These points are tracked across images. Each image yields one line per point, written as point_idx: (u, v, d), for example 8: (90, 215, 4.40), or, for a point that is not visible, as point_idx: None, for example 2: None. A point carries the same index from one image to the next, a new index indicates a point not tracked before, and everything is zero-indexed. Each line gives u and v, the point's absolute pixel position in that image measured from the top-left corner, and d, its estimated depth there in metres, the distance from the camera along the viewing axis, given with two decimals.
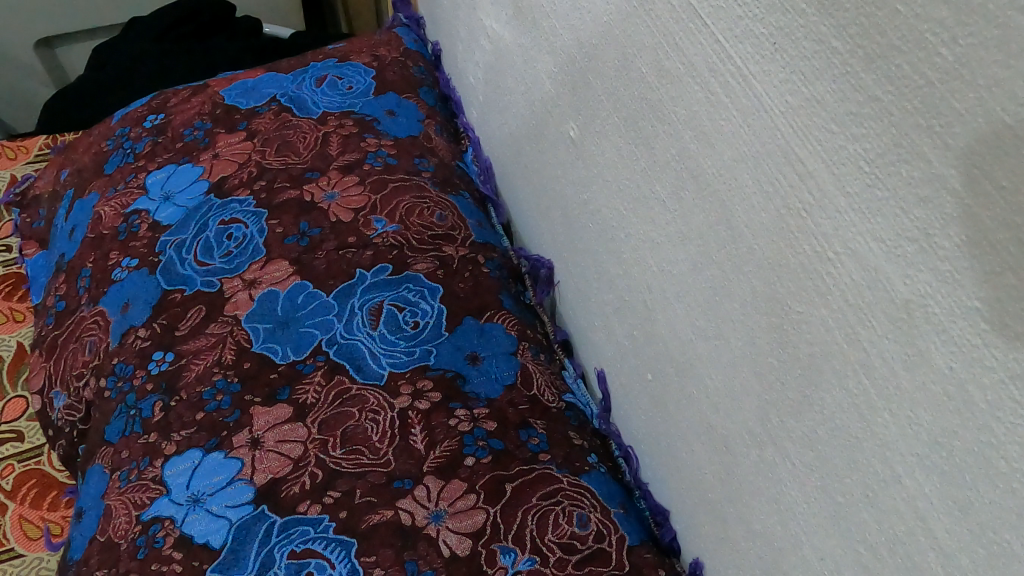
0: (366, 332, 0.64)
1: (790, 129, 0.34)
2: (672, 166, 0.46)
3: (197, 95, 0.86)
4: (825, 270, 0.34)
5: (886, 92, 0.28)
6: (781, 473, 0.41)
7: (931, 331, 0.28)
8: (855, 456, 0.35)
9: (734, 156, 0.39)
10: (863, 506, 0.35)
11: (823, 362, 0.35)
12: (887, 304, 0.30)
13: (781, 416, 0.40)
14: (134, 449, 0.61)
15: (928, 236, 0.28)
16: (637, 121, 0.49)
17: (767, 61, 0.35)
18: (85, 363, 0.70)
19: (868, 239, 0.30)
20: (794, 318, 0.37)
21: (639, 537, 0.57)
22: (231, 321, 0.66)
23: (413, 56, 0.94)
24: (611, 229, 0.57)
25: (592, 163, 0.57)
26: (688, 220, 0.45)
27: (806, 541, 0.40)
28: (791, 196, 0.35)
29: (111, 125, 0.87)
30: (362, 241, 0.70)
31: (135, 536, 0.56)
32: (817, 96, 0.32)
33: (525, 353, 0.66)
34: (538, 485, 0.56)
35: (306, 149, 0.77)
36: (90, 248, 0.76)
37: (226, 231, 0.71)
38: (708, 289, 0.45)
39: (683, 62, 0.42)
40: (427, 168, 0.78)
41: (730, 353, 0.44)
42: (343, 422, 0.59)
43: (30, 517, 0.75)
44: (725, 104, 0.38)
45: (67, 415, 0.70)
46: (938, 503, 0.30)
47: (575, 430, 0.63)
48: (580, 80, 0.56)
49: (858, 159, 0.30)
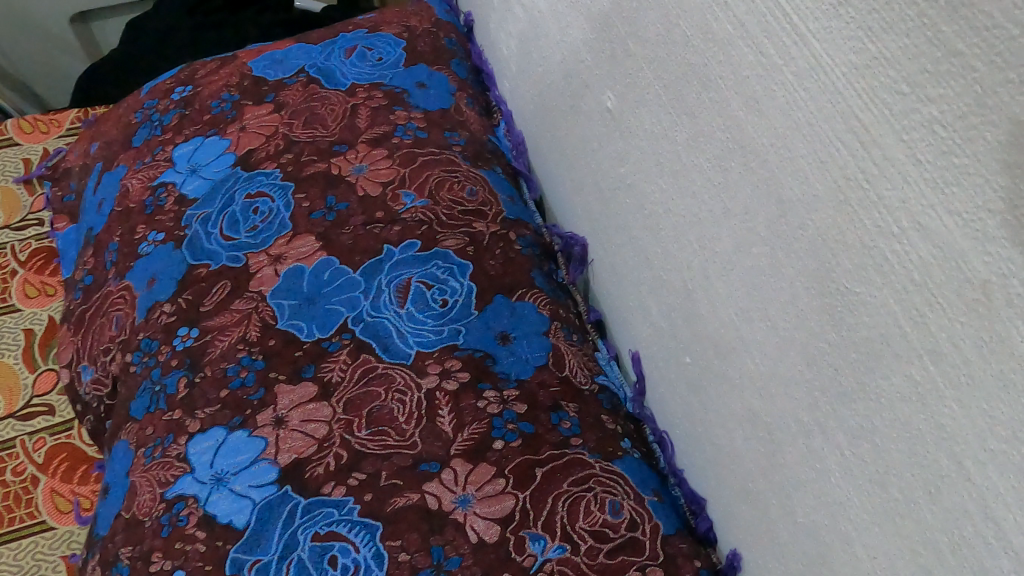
0: (393, 310, 0.62)
1: (852, 91, 0.31)
2: (717, 137, 0.43)
3: (225, 66, 0.84)
4: (887, 247, 0.31)
5: (970, 45, 0.25)
6: (830, 466, 0.38)
7: (1014, 315, 0.25)
8: (915, 449, 0.32)
9: (786, 123, 0.36)
10: (924, 504, 0.32)
11: (882, 348, 0.32)
12: (961, 286, 0.27)
13: (833, 404, 0.37)
14: (158, 427, 0.60)
15: (1013, 208, 0.24)
16: (680, 88, 0.46)
17: (828, 16, 0.31)
18: (111, 338, 0.69)
19: (939, 212, 0.27)
20: (851, 298, 0.34)
21: (674, 527, 0.55)
22: (256, 297, 0.64)
23: (445, 27, 0.91)
24: (650, 204, 0.54)
25: (630, 134, 0.54)
26: (733, 194, 0.42)
27: (856, 536, 0.38)
28: (851, 165, 0.32)
29: (140, 97, 0.86)
30: (390, 216, 0.68)
31: (159, 514, 0.55)
32: (887, 53, 0.29)
33: (557, 334, 0.64)
34: (569, 470, 0.54)
35: (334, 122, 0.75)
36: (117, 222, 0.75)
37: (252, 206, 0.70)
38: (755, 267, 0.42)
39: (733, 23, 0.39)
40: (457, 142, 0.76)
41: (777, 337, 0.41)
42: (369, 402, 0.57)
43: (62, 491, 0.75)
44: (780, 67, 0.35)
45: (94, 390, 0.70)
46: (1014, 503, 0.27)
47: (608, 414, 0.60)
48: (618, 46, 0.53)
49: (933, 123, 0.27)
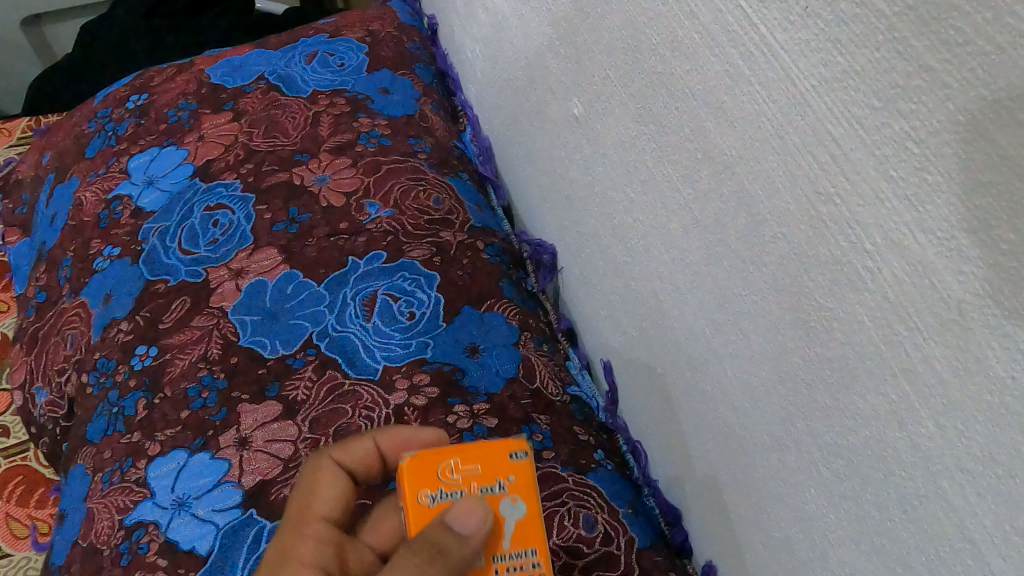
0: (359, 324, 0.61)
1: (822, 105, 0.30)
2: (685, 147, 0.42)
3: (181, 73, 0.82)
4: (861, 263, 0.30)
5: (942, 61, 0.24)
6: (806, 482, 0.38)
7: (990, 335, 0.25)
8: (891, 468, 0.31)
9: (756, 135, 0.35)
10: (901, 523, 0.31)
11: (856, 364, 0.32)
12: (936, 304, 0.27)
13: (807, 420, 0.37)
14: (116, 450, 0.58)
15: (989, 228, 0.24)
16: (648, 97, 0.45)
17: (796, 26, 0.31)
18: (66, 357, 0.67)
19: (912, 228, 0.27)
20: (823, 314, 0.33)
21: (649, 539, 0.54)
22: (217, 313, 0.62)
23: (408, 30, 0.89)
24: (619, 214, 0.53)
25: (597, 142, 0.54)
26: (702, 206, 0.42)
27: (832, 552, 0.37)
28: (822, 178, 0.31)
29: (93, 107, 0.83)
30: (355, 227, 0.66)
31: (118, 542, 0.53)
32: (856, 66, 0.28)
33: (527, 344, 0.63)
34: (542, 485, 0.53)
35: (295, 130, 0.74)
36: (71, 236, 0.72)
37: (212, 218, 0.68)
38: (726, 280, 0.41)
39: (699, 31, 0.38)
40: (423, 149, 0.74)
41: (750, 350, 0.40)
42: (336, 420, 0.56)
43: (18, 516, 0.72)
44: (748, 78, 0.35)
45: (49, 412, 0.67)
46: (990, 524, 0.27)
47: (580, 426, 0.59)
48: (583, 52, 0.52)
49: (903, 138, 0.26)
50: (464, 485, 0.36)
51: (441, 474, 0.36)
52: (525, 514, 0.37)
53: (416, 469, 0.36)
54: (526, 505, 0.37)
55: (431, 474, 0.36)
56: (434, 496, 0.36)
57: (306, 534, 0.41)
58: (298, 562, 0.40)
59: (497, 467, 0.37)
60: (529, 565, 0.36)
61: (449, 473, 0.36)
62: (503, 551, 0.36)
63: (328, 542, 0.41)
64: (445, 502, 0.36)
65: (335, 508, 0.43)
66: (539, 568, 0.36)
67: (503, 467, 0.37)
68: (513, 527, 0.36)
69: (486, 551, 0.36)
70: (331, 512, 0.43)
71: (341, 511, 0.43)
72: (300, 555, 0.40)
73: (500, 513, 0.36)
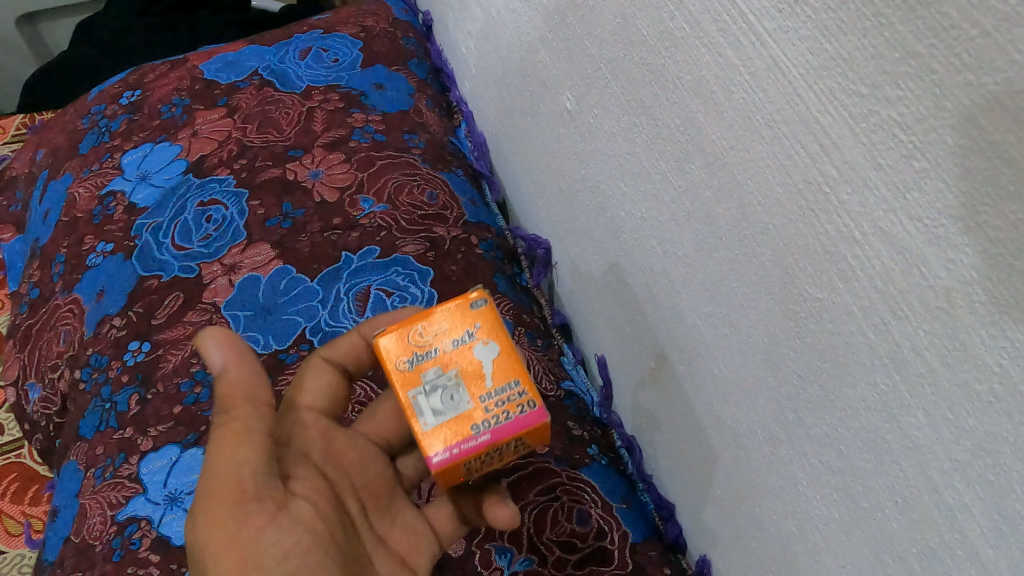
0: (353, 318, 0.60)
1: (811, 94, 0.30)
2: (677, 139, 0.42)
3: (175, 69, 0.82)
4: (849, 253, 0.30)
5: (928, 46, 0.24)
6: (797, 474, 0.38)
7: (978, 323, 0.25)
8: (881, 459, 0.31)
9: (745, 124, 0.35)
10: (892, 514, 0.31)
11: (846, 355, 0.32)
12: (924, 292, 0.27)
13: (798, 412, 0.36)
14: (109, 446, 0.58)
15: (975, 214, 0.24)
16: (640, 90, 0.44)
17: (784, 15, 0.30)
18: (59, 353, 0.66)
19: (900, 217, 0.27)
20: (814, 305, 0.33)
21: (643, 535, 0.54)
22: (210, 309, 0.62)
23: (403, 26, 0.89)
24: (611, 207, 0.53)
25: (590, 135, 0.53)
26: (693, 199, 0.41)
27: (824, 545, 0.37)
28: (811, 168, 0.31)
29: (86, 103, 0.83)
30: (348, 222, 0.66)
31: (110, 538, 0.52)
32: (844, 54, 0.28)
33: (521, 339, 0.62)
34: (535, 480, 0.54)
35: (289, 126, 0.73)
36: (64, 232, 0.72)
37: (205, 214, 0.68)
38: (717, 272, 0.41)
39: (688, 23, 0.37)
40: (417, 144, 0.74)
41: (741, 342, 0.40)
42: None
43: (11, 513, 0.72)
44: (737, 68, 0.34)
45: (41, 409, 0.67)
46: (980, 514, 0.27)
47: (574, 420, 0.59)
48: (575, 46, 0.52)
49: (892, 126, 0.26)
50: (436, 343, 0.39)
51: (411, 338, 0.39)
52: (499, 352, 0.39)
53: (388, 342, 0.39)
54: (498, 345, 0.39)
55: (403, 341, 0.39)
56: (411, 359, 0.39)
57: (282, 420, 0.43)
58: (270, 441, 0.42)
59: (464, 319, 0.40)
60: (515, 395, 0.38)
61: (420, 336, 0.40)
62: (488, 390, 0.38)
63: (312, 428, 0.44)
64: (422, 362, 0.39)
65: (320, 398, 0.45)
66: (527, 396, 0.38)
67: (469, 318, 0.40)
68: (491, 365, 0.39)
69: (471, 391, 0.38)
70: (316, 402, 0.45)
71: (334, 401, 0.46)
72: (272, 436, 0.43)
73: (476, 357, 0.39)
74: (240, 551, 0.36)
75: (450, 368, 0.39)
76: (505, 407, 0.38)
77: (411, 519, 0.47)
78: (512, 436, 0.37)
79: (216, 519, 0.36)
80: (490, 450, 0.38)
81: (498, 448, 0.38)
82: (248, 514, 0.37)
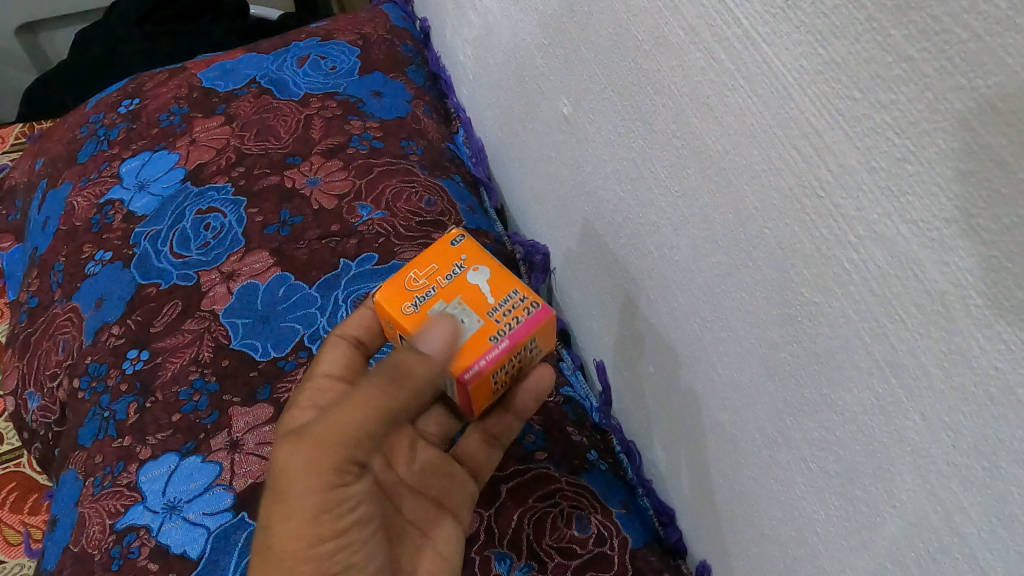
0: None
1: (804, 98, 0.30)
2: (674, 144, 0.42)
3: (173, 77, 0.82)
4: (845, 256, 0.30)
5: (920, 50, 0.24)
6: (796, 479, 0.38)
7: (973, 325, 0.25)
8: (879, 462, 0.31)
9: (741, 129, 0.35)
10: (891, 518, 0.31)
11: (843, 357, 0.32)
12: (920, 296, 0.27)
13: (796, 416, 0.36)
14: (107, 454, 0.57)
15: (970, 216, 0.24)
16: (636, 96, 0.45)
17: (778, 20, 0.30)
18: (59, 362, 0.66)
19: (896, 220, 0.27)
20: (810, 308, 0.33)
21: (642, 539, 0.54)
22: (208, 316, 0.62)
23: (401, 32, 0.89)
24: (609, 213, 0.53)
25: (586, 140, 0.53)
26: (690, 202, 0.41)
27: (822, 549, 0.37)
28: (807, 172, 0.31)
29: (85, 112, 0.83)
30: (346, 229, 0.66)
31: (109, 546, 0.52)
32: (838, 58, 0.28)
33: None
34: (534, 486, 0.54)
35: (287, 134, 0.74)
36: (63, 241, 0.72)
37: (204, 221, 0.68)
38: (714, 277, 0.41)
39: (684, 28, 0.37)
40: (414, 151, 0.74)
41: (739, 346, 0.40)
42: None
43: (10, 522, 0.72)
44: (731, 72, 0.34)
45: (41, 418, 0.67)
46: (980, 520, 0.27)
47: (573, 426, 0.60)
48: (571, 50, 0.52)
49: (884, 129, 0.26)
50: (431, 283, 0.43)
51: (408, 286, 0.43)
52: (490, 273, 0.43)
53: (387, 298, 0.43)
54: (487, 267, 0.44)
55: (402, 294, 0.43)
56: (414, 303, 0.42)
57: (307, 388, 0.49)
58: (299, 407, 0.48)
59: (450, 257, 0.44)
60: (518, 302, 0.42)
61: (415, 283, 0.43)
62: (491, 305, 0.42)
63: (329, 393, 0.49)
64: (425, 303, 0.42)
65: (336, 365, 0.50)
66: (528, 299, 0.42)
67: (454, 254, 0.44)
68: (487, 284, 0.43)
69: (476, 309, 0.42)
70: (333, 369, 0.50)
71: (351, 367, 0.50)
72: (299, 402, 0.48)
73: (472, 283, 0.43)
74: (324, 499, 0.40)
75: (452, 298, 0.42)
76: (512, 313, 0.42)
77: (440, 464, 0.50)
78: (527, 334, 0.41)
79: (318, 466, 0.40)
80: (511, 354, 0.41)
81: (518, 350, 0.41)
82: (342, 472, 0.40)
